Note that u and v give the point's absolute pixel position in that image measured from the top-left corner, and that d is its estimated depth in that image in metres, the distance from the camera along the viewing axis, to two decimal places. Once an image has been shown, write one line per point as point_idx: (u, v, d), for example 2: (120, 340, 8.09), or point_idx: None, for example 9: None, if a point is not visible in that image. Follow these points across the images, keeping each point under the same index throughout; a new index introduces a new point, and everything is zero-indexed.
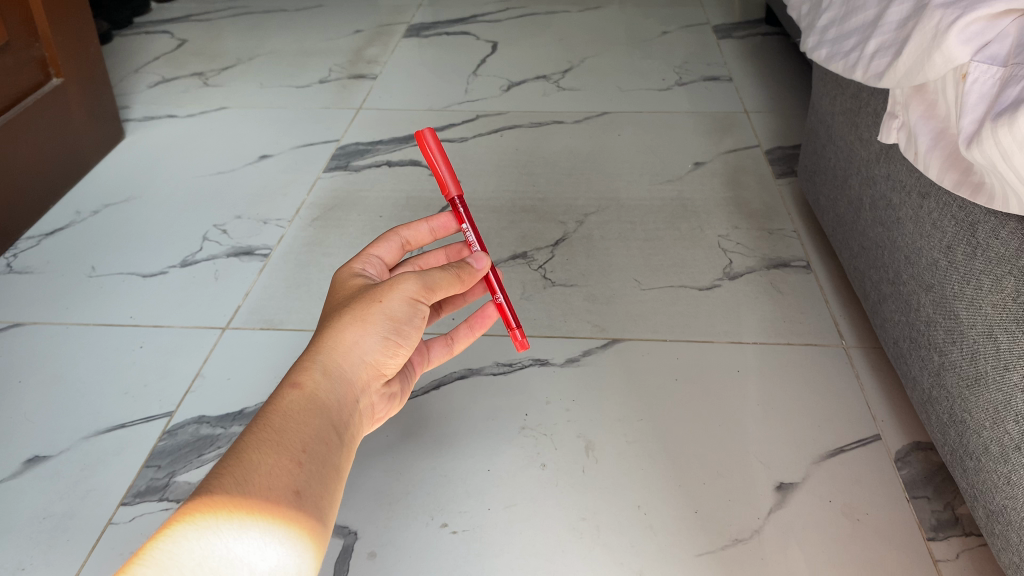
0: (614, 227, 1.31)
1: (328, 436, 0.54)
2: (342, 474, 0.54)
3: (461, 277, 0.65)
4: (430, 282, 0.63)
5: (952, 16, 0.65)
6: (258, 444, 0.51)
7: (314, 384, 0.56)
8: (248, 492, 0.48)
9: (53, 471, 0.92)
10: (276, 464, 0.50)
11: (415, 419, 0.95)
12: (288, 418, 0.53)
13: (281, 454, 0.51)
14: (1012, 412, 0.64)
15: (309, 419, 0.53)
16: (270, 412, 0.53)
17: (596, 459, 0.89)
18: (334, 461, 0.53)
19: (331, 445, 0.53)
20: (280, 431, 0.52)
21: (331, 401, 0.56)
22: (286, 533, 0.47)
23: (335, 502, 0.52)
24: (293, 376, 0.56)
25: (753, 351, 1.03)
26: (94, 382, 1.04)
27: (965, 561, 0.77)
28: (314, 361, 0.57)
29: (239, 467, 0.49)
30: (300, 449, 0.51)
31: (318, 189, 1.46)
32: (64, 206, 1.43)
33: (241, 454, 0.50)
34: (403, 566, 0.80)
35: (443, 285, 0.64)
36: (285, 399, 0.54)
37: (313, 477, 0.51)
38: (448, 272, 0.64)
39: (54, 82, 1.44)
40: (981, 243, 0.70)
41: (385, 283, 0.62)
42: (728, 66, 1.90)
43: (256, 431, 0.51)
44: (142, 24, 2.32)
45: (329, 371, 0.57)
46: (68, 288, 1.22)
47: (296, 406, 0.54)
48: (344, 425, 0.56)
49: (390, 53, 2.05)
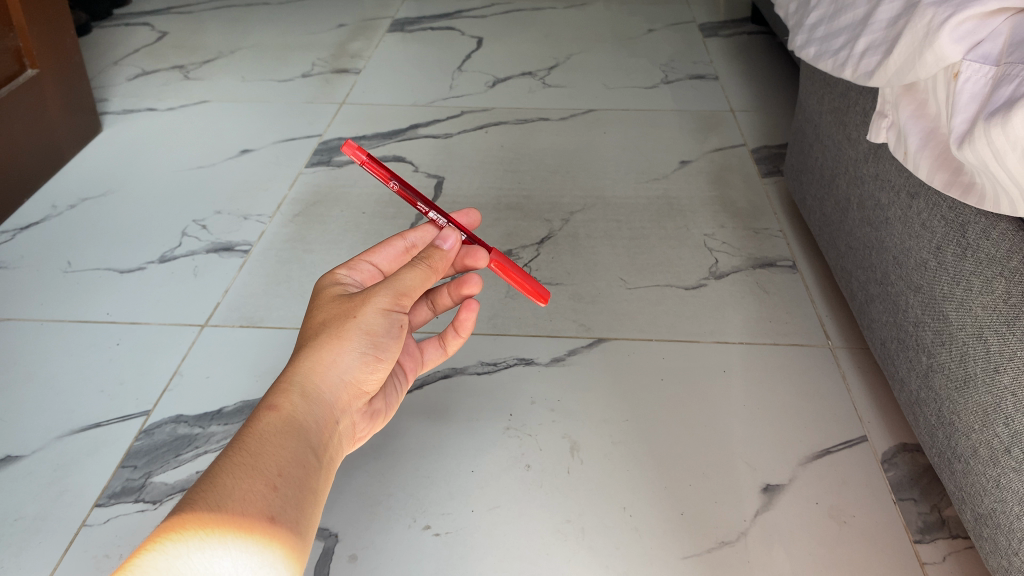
0: (600, 225, 1.30)
1: (304, 459, 0.52)
2: (318, 496, 0.53)
3: (433, 268, 0.62)
4: (403, 287, 0.60)
5: (945, 13, 0.64)
6: (231, 468, 0.49)
7: (293, 406, 0.54)
8: (220, 518, 0.46)
9: (24, 472, 0.90)
10: (250, 488, 0.48)
11: (397, 420, 0.94)
12: (264, 440, 0.51)
13: (256, 478, 0.49)
14: (1002, 415, 0.63)
15: (284, 441, 0.52)
16: (245, 435, 0.51)
17: (581, 460, 0.88)
18: (311, 483, 0.52)
19: (307, 467, 0.52)
20: (255, 454, 0.50)
21: (309, 422, 0.54)
22: (264, 557, 0.46)
23: (310, 525, 0.50)
24: (270, 398, 0.54)
25: (740, 351, 1.02)
26: (68, 380, 1.01)
27: (952, 563, 0.76)
28: (290, 381, 0.55)
29: (211, 492, 0.47)
30: (275, 473, 0.50)
31: (300, 185, 1.44)
32: (41, 199, 1.40)
33: (214, 479, 0.48)
34: (383, 569, 0.78)
35: (415, 285, 0.60)
36: (262, 421, 0.52)
37: (288, 500, 0.49)
38: (419, 269, 0.61)
39: (30, 72, 1.41)
40: (971, 244, 0.70)
41: (359, 296, 0.60)
42: (713, 64, 1.90)
43: (229, 455, 0.50)
44: (121, 16, 2.28)
45: (307, 393, 0.55)
46: (42, 284, 1.18)
47: (272, 429, 0.52)
48: (322, 445, 0.55)
49: (373, 48, 2.02)
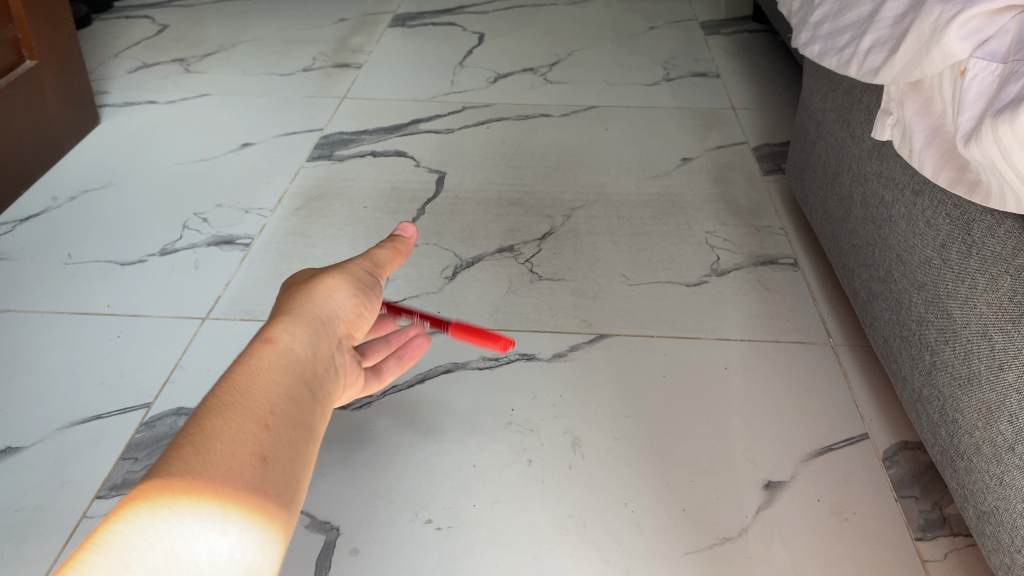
0: (602, 221, 1.30)
1: (298, 392, 0.51)
2: (313, 431, 0.50)
3: (399, 250, 0.69)
4: (377, 258, 0.67)
5: (951, 11, 0.64)
6: (220, 405, 0.47)
7: (286, 338, 0.53)
8: (208, 463, 0.43)
9: (24, 463, 0.89)
10: (241, 426, 0.46)
11: (399, 415, 0.94)
12: (255, 374, 0.50)
13: (246, 416, 0.47)
14: (1006, 413, 0.64)
15: (278, 374, 0.51)
16: (236, 370, 0.50)
17: (583, 455, 0.88)
18: (304, 418, 0.50)
19: (300, 402, 0.50)
20: (246, 390, 0.48)
21: (302, 357, 0.53)
22: (255, 497, 0.43)
23: (304, 462, 0.48)
24: (262, 336, 0.53)
25: (741, 348, 1.02)
26: (69, 372, 1.01)
27: (953, 561, 0.77)
28: (281, 320, 0.55)
29: (200, 433, 0.45)
30: (267, 410, 0.48)
31: (301, 179, 1.43)
32: (41, 191, 1.39)
33: (202, 419, 0.46)
34: (384, 564, 0.78)
35: (387, 262, 0.67)
36: (253, 354, 0.51)
37: (282, 436, 0.47)
38: (387, 248, 0.68)
39: (29, 64, 1.40)
40: (976, 242, 0.70)
41: (335, 263, 0.63)
42: (715, 62, 1.90)
43: (217, 393, 0.48)
44: (121, 8, 2.27)
45: (300, 330, 0.55)
46: (41, 276, 1.18)
47: (264, 364, 0.51)
48: (315, 384, 0.53)
49: (375, 43, 2.02)
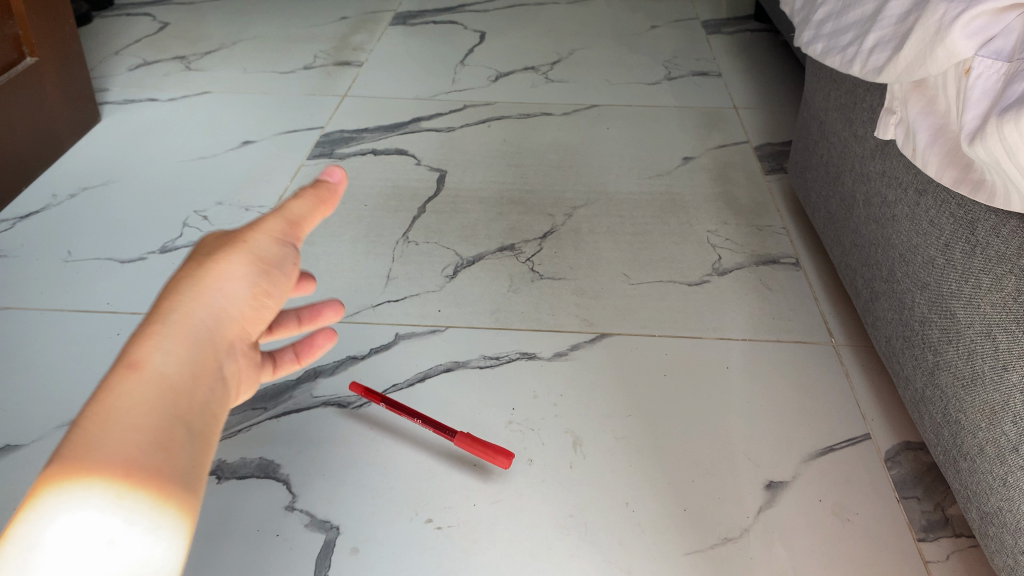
0: (603, 220, 1.30)
1: (170, 415, 0.45)
2: (197, 454, 0.46)
3: (322, 198, 0.58)
4: (292, 215, 0.56)
5: (956, 9, 0.64)
6: (84, 434, 0.43)
7: (156, 356, 0.47)
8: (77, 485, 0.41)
9: (23, 460, 0.89)
10: (115, 448, 0.43)
11: (400, 413, 0.93)
12: (122, 399, 0.44)
13: (119, 438, 0.43)
14: (1010, 413, 0.63)
15: (145, 397, 0.45)
16: (100, 398, 0.44)
17: (584, 455, 0.88)
18: (183, 440, 0.45)
19: (183, 418, 0.46)
20: (111, 416, 0.44)
21: (182, 367, 0.47)
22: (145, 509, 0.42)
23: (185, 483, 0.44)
24: (134, 347, 0.47)
25: (743, 347, 1.02)
26: (68, 370, 1.01)
27: (955, 562, 0.76)
28: (157, 324, 0.48)
29: (67, 463, 0.42)
30: (141, 434, 0.44)
31: (302, 177, 1.43)
32: (41, 188, 1.39)
33: (71, 447, 0.43)
34: (385, 563, 0.77)
35: (307, 217, 0.57)
36: (122, 375, 0.46)
37: (153, 463, 0.43)
38: (306, 199, 0.57)
39: (29, 61, 1.40)
40: (981, 241, 0.69)
41: (242, 228, 0.55)
42: (717, 61, 1.89)
43: (84, 420, 0.44)
44: (122, 5, 2.26)
45: (180, 336, 0.48)
46: (41, 273, 1.18)
47: (133, 385, 0.45)
48: (187, 405, 0.47)
49: (376, 41, 2.02)
